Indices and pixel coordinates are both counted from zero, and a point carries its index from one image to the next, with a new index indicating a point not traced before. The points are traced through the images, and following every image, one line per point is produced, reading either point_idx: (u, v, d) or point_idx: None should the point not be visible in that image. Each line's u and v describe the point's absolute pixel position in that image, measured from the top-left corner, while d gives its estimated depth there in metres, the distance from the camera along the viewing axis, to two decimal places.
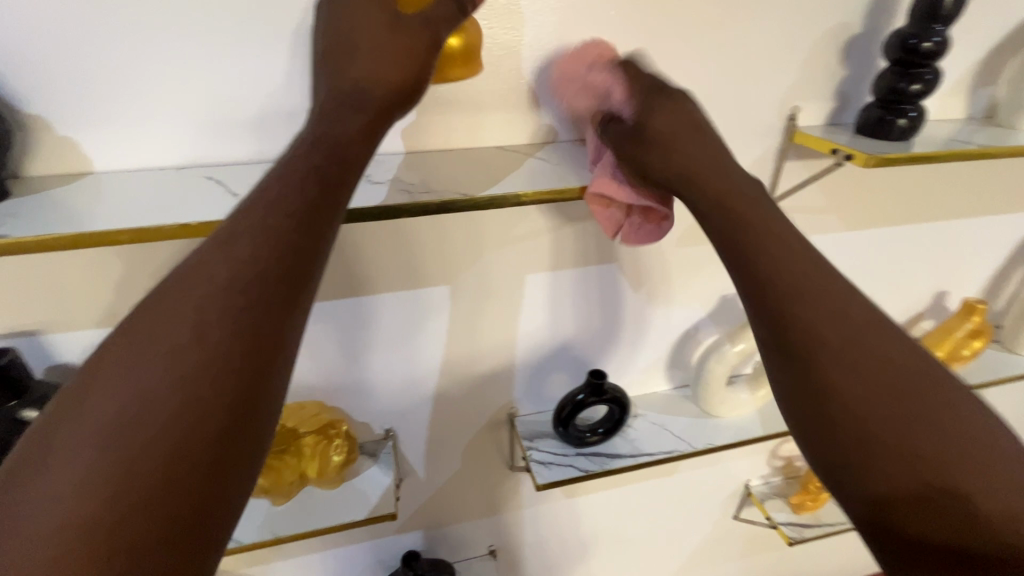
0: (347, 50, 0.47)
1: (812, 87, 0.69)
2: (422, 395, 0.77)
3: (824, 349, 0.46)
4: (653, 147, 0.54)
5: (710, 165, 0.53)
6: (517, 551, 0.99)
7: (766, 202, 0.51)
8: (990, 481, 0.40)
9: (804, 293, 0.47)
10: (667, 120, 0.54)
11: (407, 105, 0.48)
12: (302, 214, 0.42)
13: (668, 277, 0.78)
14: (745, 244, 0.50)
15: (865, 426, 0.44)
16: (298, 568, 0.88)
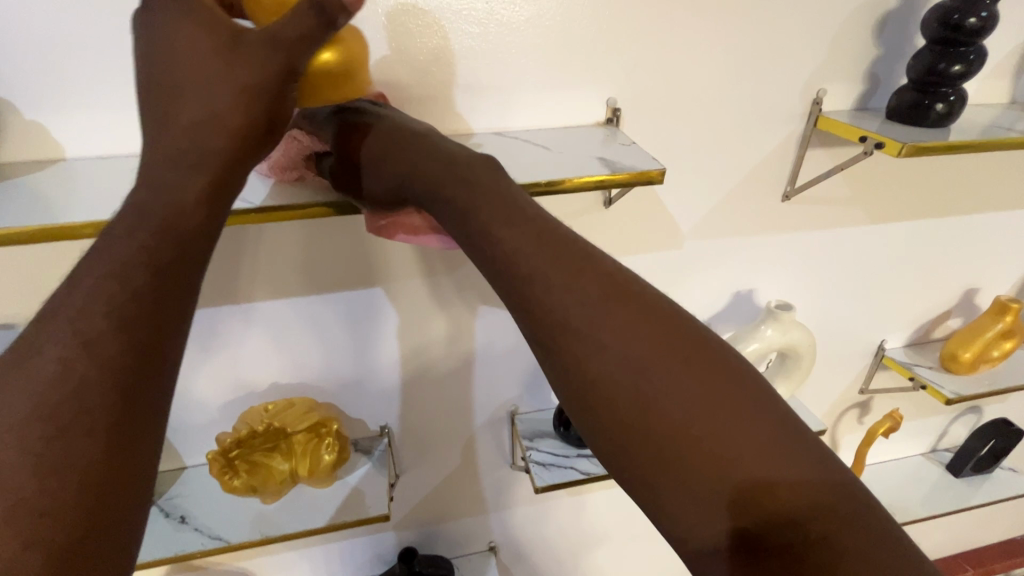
0: (178, 87, 0.40)
1: (841, 68, 0.63)
2: (417, 391, 0.74)
3: (576, 339, 0.37)
4: (381, 166, 0.46)
5: (430, 153, 0.45)
6: (518, 548, 0.97)
7: (493, 171, 0.44)
8: (767, 459, 0.32)
9: (549, 270, 0.39)
10: (375, 137, 0.46)
11: (267, 142, 0.42)
12: (183, 242, 0.38)
13: (679, 272, 0.74)
14: (485, 223, 0.41)
15: (629, 425, 0.35)
16: (295, 561, 0.87)
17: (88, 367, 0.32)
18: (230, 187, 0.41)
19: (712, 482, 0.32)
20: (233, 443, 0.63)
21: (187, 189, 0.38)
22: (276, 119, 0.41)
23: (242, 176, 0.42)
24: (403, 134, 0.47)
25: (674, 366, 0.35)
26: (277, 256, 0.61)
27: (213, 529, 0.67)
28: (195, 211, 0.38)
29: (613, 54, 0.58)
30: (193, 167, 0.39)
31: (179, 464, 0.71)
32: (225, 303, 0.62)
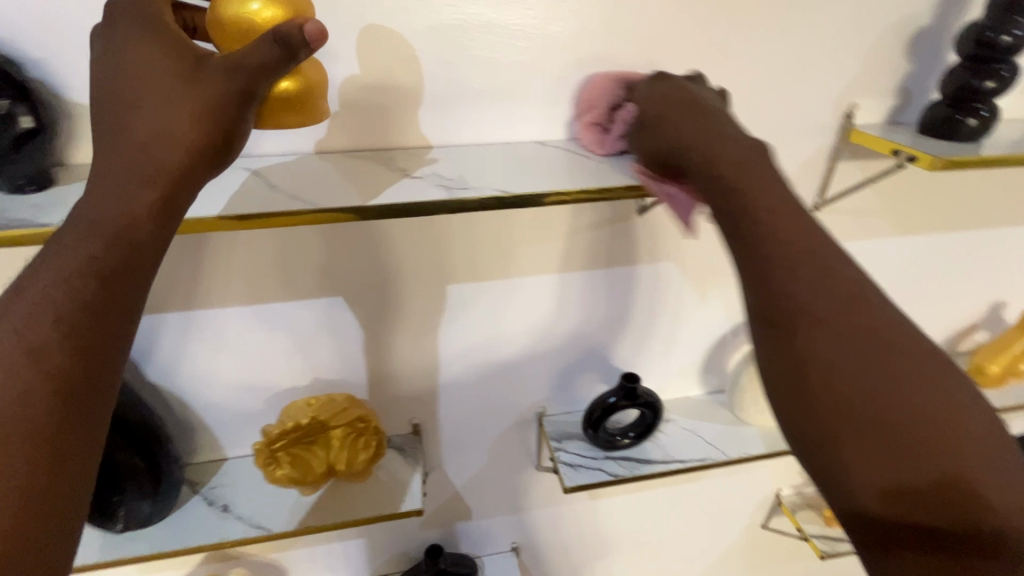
0: (134, 102, 0.39)
1: (872, 83, 0.65)
2: (450, 390, 0.77)
3: (814, 324, 0.41)
4: (655, 125, 0.50)
5: (704, 133, 0.47)
6: (540, 549, 0.99)
7: (763, 162, 0.45)
8: (979, 459, 0.37)
9: (797, 261, 0.42)
10: (667, 100, 0.51)
11: (219, 160, 0.41)
12: (133, 251, 0.37)
13: (706, 278, 0.75)
14: (744, 208, 0.44)
15: (847, 408, 0.39)
16: (322, 554, 0.89)
17: (31, 375, 0.33)
18: (181, 201, 0.40)
19: (931, 475, 0.36)
20: (278, 435, 0.66)
21: (137, 201, 0.38)
22: (232, 137, 0.41)
23: (194, 192, 0.41)
24: (689, 100, 0.50)
25: (902, 366, 0.39)
26: (213, 266, 0.61)
27: (253, 518, 0.70)
28: (146, 222, 0.38)
29: (651, 68, 0.60)
30: (145, 179, 0.38)
31: (221, 455, 0.75)
32: (249, 304, 0.65)
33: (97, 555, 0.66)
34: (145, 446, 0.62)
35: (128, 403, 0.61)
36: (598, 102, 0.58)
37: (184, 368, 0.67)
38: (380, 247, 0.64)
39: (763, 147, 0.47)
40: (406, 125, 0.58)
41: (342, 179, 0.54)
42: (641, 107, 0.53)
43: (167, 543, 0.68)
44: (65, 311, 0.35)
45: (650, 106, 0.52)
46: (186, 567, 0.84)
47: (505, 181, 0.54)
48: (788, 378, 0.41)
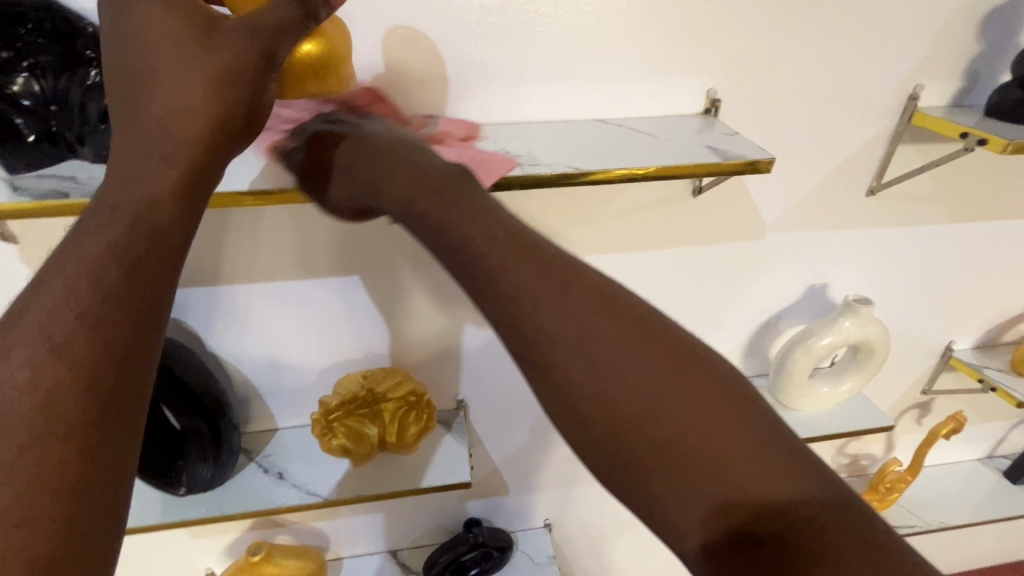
0: (149, 73, 0.37)
1: (940, 63, 0.63)
2: (496, 365, 0.78)
3: (570, 357, 0.34)
4: (343, 168, 0.46)
5: (402, 168, 0.44)
6: (572, 526, 1.00)
7: (461, 177, 0.43)
8: (753, 449, 0.31)
9: (544, 288, 0.35)
10: (347, 141, 0.47)
11: (248, 133, 0.41)
12: (161, 234, 0.36)
13: (755, 262, 0.75)
14: (465, 243, 0.39)
15: (628, 443, 0.32)
16: (363, 524, 0.91)
17: (63, 367, 0.31)
18: (207, 180, 0.39)
19: (734, 500, 0.30)
20: (337, 406, 0.69)
21: (160, 180, 0.37)
22: (256, 113, 0.40)
23: (219, 170, 0.40)
24: (389, 143, 0.46)
25: (675, 377, 0.33)
26: (241, 239, 0.62)
27: (309, 486, 0.72)
28: (172, 203, 0.37)
29: (717, 45, 0.59)
30: (166, 158, 0.37)
31: (274, 425, 0.77)
32: (311, 277, 0.67)
33: (159, 517, 0.69)
34: (210, 412, 0.64)
35: (195, 370, 0.62)
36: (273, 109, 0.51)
37: (220, 338, 0.69)
38: None
39: (470, 182, 0.43)
40: (471, 100, 0.59)
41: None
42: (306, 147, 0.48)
43: (229, 506, 0.70)
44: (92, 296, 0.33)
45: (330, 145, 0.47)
46: (235, 533, 0.87)
47: (574, 157, 0.54)
48: (565, 418, 0.34)
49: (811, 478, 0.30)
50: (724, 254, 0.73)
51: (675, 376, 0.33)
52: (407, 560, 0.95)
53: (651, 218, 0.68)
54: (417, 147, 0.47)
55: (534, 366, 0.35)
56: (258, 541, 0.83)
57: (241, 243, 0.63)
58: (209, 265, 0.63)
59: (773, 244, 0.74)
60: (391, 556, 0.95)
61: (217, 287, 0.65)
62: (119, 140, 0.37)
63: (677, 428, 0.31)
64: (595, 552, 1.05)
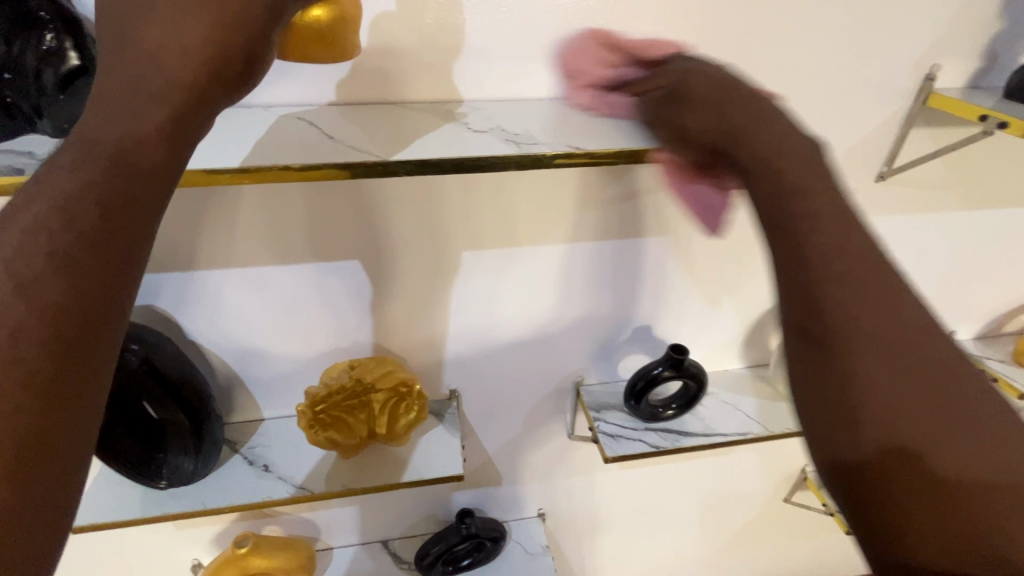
0: (146, 7, 0.33)
1: (958, 42, 0.60)
2: (490, 354, 0.75)
3: (868, 349, 0.36)
4: (686, 102, 0.46)
5: (761, 120, 0.43)
6: (566, 516, 0.99)
7: (805, 146, 0.41)
8: (1017, 508, 0.33)
9: (863, 281, 0.37)
10: (699, 77, 0.46)
11: (249, 79, 0.35)
12: (141, 180, 0.31)
13: (759, 251, 0.72)
14: (792, 210, 0.39)
15: (863, 433, 0.36)
16: (352, 514, 0.89)
17: (23, 313, 0.26)
18: (196, 126, 0.33)
19: (973, 536, 0.33)
20: (322, 399, 0.65)
21: (142, 121, 0.31)
22: (257, 55, 0.34)
23: (212, 116, 0.34)
24: (736, 84, 0.46)
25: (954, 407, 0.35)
26: (215, 222, 0.59)
27: (295, 479, 0.70)
28: (157, 145, 0.31)
29: (726, 19, 0.56)
30: (153, 98, 0.31)
31: (259, 416, 0.74)
32: (296, 261, 0.63)
33: (139, 511, 0.66)
34: (189, 405, 0.61)
35: (173, 360, 0.59)
36: (586, 66, 0.54)
37: (201, 325, 0.66)
38: (418, 204, 0.62)
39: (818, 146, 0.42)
40: (464, 75, 0.55)
41: (390, 129, 0.51)
42: (676, 83, 0.47)
43: (211, 500, 0.68)
44: (59, 248, 0.28)
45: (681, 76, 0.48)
46: (220, 524, 0.85)
47: (573, 137, 0.50)
48: (825, 409, 0.38)
49: None
50: (727, 242, 0.71)
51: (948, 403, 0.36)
52: (398, 550, 0.94)
53: (653, 203, 0.66)
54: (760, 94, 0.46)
55: (816, 346, 0.38)
56: (243, 534, 0.81)
57: (218, 226, 0.59)
58: (186, 248, 0.60)
59: None
60: (382, 546, 0.94)
61: (195, 272, 0.61)
62: (113, 64, 0.32)
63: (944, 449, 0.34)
64: (588, 542, 1.04)
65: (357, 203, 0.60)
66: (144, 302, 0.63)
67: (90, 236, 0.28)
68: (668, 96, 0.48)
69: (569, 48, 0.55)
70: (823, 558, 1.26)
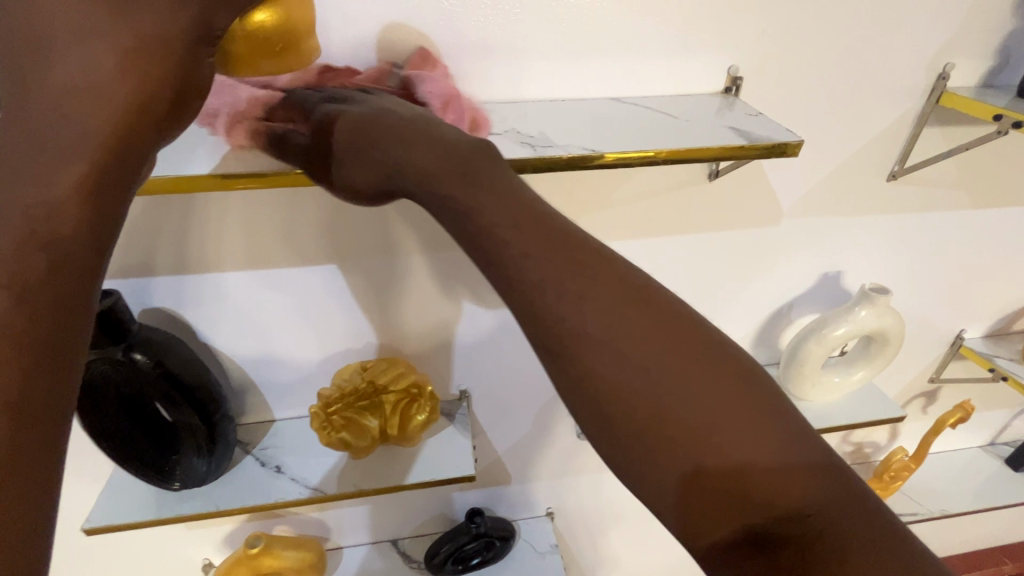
0: (41, 52, 0.32)
1: (973, 40, 0.60)
2: (500, 354, 0.76)
3: (582, 340, 0.32)
4: (335, 147, 0.42)
5: (423, 150, 0.39)
6: (575, 514, 0.99)
7: (468, 151, 0.38)
8: (756, 452, 0.28)
9: (558, 272, 0.33)
10: (343, 117, 0.42)
11: (171, 124, 0.36)
12: (59, 240, 0.31)
13: (770, 250, 0.72)
14: (481, 228, 0.36)
15: (612, 428, 0.30)
16: (362, 514, 0.90)
17: None
18: (126, 172, 0.34)
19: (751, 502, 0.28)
20: (335, 399, 0.66)
21: (57, 178, 0.31)
22: (183, 93, 0.35)
23: (146, 157, 0.35)
24: (379, 114, 0.42)
25: (678, 364, 0.30)
26: (230, 226, 0.59)
27: (308, 480, 0.70)
28: (75, 203, 0.31)
29: (741, 19, 0.56)
30: (68, 154, 0.32)
31: (271, 416, 0.75)
32: (308, 263, 0.63)
33: (153, 513, 0.67)
34: (202, 406, 0.61)
35: (187, 362, 0.60)
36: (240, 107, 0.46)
37: (213, 327, 0.66)
38: None
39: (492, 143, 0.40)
40: (478, 77, 0.55)
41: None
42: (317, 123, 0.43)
43: (224, 501, 0.68)
44: None
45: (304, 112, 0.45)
46: (232, 524, 0.85)
47: (590, 139, 0.50)
48: (584, 415, 0.32)
49: (812, 476, 0.28)
50: (737, 242, 0.70)
51: (677, 360, 0.31)
52: (409, 549, 0.94)
53: (663, 204, 0.66)
54: (417, 115, 0.42)
55: (555, 362, 0.32)
56: (256, 534, 0.81)
57: (233, 228, 0.59)
58: (199, 250, 0.60)
59: (789, 231, 0.71)
60: (391, 544, 0.94)
61: (207, 273, 0.62)
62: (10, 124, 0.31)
63: (689, 424, 0.29)
64: (596, 540, 1.05)
65: (374, 204, 0.61)
66: (156, 303, 0.63)
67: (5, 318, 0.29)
68: (320, 133, 0.42)
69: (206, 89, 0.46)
70: None
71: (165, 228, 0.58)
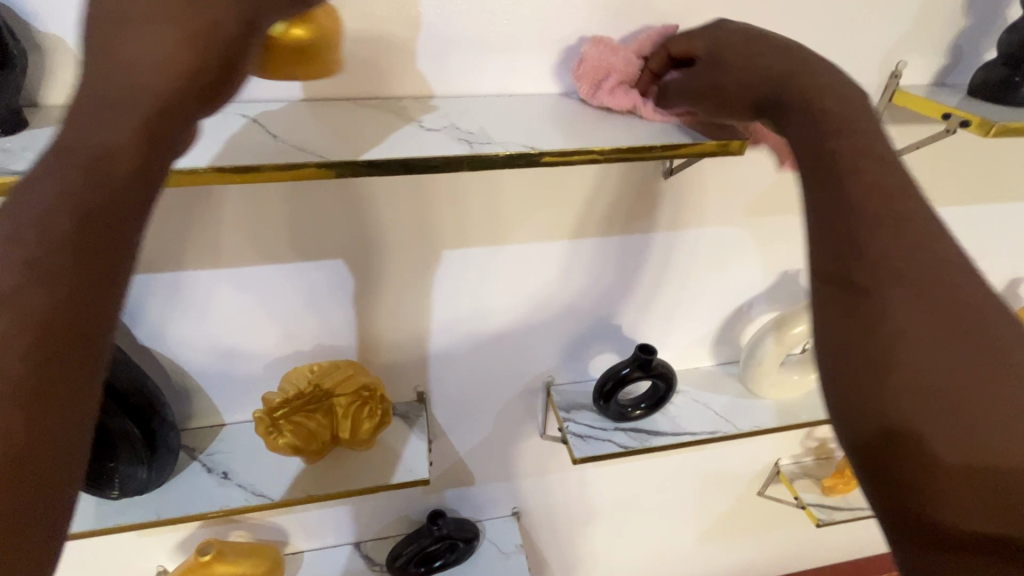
0: (120, 20, 0.30)
1: (923, 38, 0.60)
2: (457, 356, 0.74)
3: (896, 287, 0.33)
4: (728, 60, 0.45)
5: (802, 65, 0.42)
6: (541, 513, 0.99)
7: (844, 83, 0.41)
8: None
9: (893, 221, 0.35)
10: (734, 35, 0.46)
11: (212, 101, 0.33)
12: (119, 188, 0.28)
13: (729, 248, 0.72)
14: (836, 154, 0.38)
15: (889, 373, 0.32)
16: (323, 517, 0.88)
17: None
18: (175, 135, 0.31)
19: None
20: (281, 403, 0.64)
21: (118, 129, 0.29)
22: (234, 67, 0.33)
23: (188, 130, 0.32)
24: (759, 35, 0.45)
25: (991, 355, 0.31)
26: (169, 225, 0.56)
27: (256, 487, 0.68)
28: (133, 152, 0.29)
29: (692, 12, 0.55)
30: (124, 107, 0.29)
31: (220, 421, 0.72)
32: (248, 264, 0.61)
33: (92, 523, 0.64)
34: (139, 412, 0.59)
35: (121, 366, 0.57)
36: (601, 70, 0.52)
37: (148, 331, 0.63)
38: (382, 201, 0.60)
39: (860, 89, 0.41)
40: (420, 71, 0.53)
41: (339, 128, 0.48)
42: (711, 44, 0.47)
43: (167, 510, 0.66)
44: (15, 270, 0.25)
45: (684, 47, 0.50)
46: (185, 530, 0.83)
47: (529, 137, 0.48)
48: (855, 354, 0.34)
49: None
50: (693, 240, 0.70)
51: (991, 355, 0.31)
52: (371, 552, 0.92)
53: (617, 202, 0.65)
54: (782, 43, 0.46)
55: (844, 288, 0.35)
56: (208, 541, 0.79)
57: (160, 229, 0.56)
58: None
59: (748, 228, 0.71)
60: (354, 547, 0.93)
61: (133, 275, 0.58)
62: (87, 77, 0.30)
63: (989, 405, 0.30)
64: (563, 538, 1.05)
65: (316, 202, 0.58)
66: None
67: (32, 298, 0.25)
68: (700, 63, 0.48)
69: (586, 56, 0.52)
70: (800, 553, 1.27)
71: None
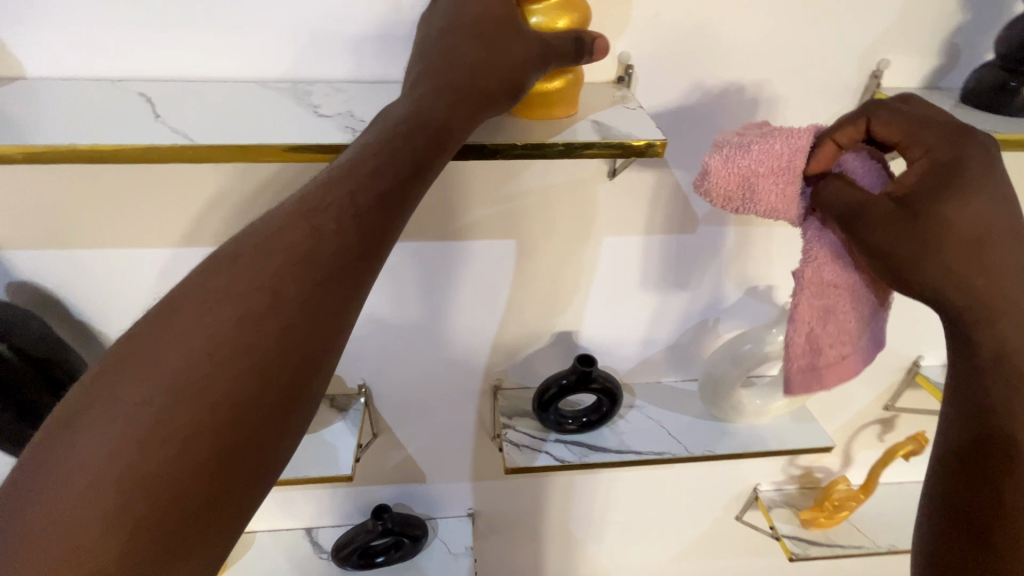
0: (474, 34, 0.44)
1: (909, 34, 0.53)
2: (399, 353, 0.71)
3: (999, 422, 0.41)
4: (930, 235, 0.38)
5: (1006, 227, 0.38)
6: (497, 516, 0.96)
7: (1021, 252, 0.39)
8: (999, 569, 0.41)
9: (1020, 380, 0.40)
10: (964, 217, 0.38)
11: (509, 103, 0.44)
12: (417, 162, 0.39)
13: (692, 257, 0.67)
14: (986, 313, 0.39)
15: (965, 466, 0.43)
16: (271, 501, 0.88)
17: (320, 252, 0.36)
18: (460, 131, 0.41)
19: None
20: None
21: (431, 117, 0.40)
22: (520, 84, 0.43)
23: (473, 124, 0.42)
24: (985, 192, 0.38)
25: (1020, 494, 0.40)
26: (96, 200, 0.58)
27: None
28: (438, 139, 0.40)
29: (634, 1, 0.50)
30: (443, 103, 0.41)
31: None
32: (179, 244, 0.62)
33: None
34: (60, 385, 0.60)
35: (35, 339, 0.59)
36: (760, 155, 0.44)
37: (85, 302, 0.65)
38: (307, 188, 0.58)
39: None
40: (337, 53, 0.50)
41: (235, 111, 0.47)
42: (922, 208, 0.38)
43: None
44: (356, 209, 0.37)
45: (893, 136, 0.40)
46: None
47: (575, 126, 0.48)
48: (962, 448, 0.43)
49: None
50: (649, 245, 0.65)
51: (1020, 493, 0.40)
52: (321, 539, 0.92)
53: (565, 202, 0.61)
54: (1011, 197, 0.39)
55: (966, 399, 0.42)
56: None
57: (83, 199, 0.58)
58: (57, 223, 0.59)
59: (713, 237, 0.66)
60: (305, 534, 0.93)
61: (57, 248, 0.60)
62: (435, 72, 0.43)
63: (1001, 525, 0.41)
64: (522, 544, 1.02)
65: (238, 186, 0.58)
66: (15, 277, 0.62)
67: (370, 225, 0.37)
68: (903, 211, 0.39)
69: (722, 158, 0.44)
70: None
71: (30, 199, 0.57)
